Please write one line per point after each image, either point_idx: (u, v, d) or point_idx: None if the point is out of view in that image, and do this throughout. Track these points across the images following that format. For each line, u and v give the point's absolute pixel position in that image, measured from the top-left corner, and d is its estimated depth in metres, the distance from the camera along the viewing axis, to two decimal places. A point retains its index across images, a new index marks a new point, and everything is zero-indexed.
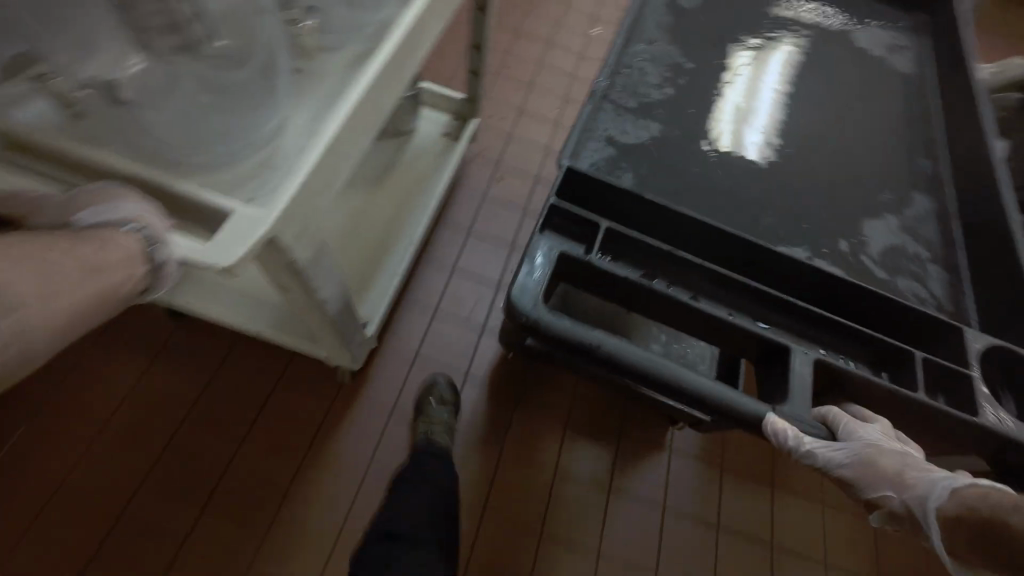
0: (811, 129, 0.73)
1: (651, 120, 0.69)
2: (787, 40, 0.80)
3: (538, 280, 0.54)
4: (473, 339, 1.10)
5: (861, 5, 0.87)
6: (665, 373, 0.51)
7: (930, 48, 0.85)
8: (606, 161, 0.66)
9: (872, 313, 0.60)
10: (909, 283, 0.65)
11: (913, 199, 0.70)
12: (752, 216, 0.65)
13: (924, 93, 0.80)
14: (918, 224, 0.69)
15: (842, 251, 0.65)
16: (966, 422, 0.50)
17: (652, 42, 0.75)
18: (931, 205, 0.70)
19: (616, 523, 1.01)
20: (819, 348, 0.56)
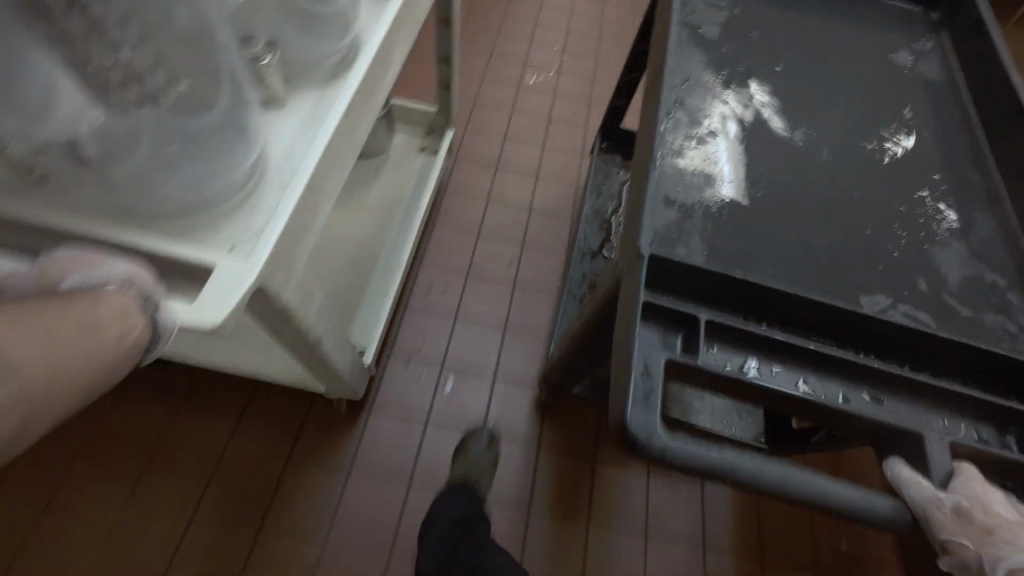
0: (849, 146, 0.64)
1: (712, 179, 0.56)
2: (809, 54, 0.73)
3: (653, 396, 0.35)
4: (489, 378, 1.03)
5: (871, 14, 0.81)
6: (844, 504, 0.34)
7: (954, 52, 0.78)
8: (671, 234, 0.51)
9: (982, 364, 0.43)
10: (997, 318, 0.51)
11: (975, 218, 0.61)
12: (829, 264, 0.52)
13: (954, 99, 0.73)
14: (987, 249, 0.58)
15: (923, 291, 0.51)
16: None
17: (690, 80, 0.64)
18: (992, 221, 0.61)
19: (656, 563, 0.90)
20: (992, 433, 0.40)
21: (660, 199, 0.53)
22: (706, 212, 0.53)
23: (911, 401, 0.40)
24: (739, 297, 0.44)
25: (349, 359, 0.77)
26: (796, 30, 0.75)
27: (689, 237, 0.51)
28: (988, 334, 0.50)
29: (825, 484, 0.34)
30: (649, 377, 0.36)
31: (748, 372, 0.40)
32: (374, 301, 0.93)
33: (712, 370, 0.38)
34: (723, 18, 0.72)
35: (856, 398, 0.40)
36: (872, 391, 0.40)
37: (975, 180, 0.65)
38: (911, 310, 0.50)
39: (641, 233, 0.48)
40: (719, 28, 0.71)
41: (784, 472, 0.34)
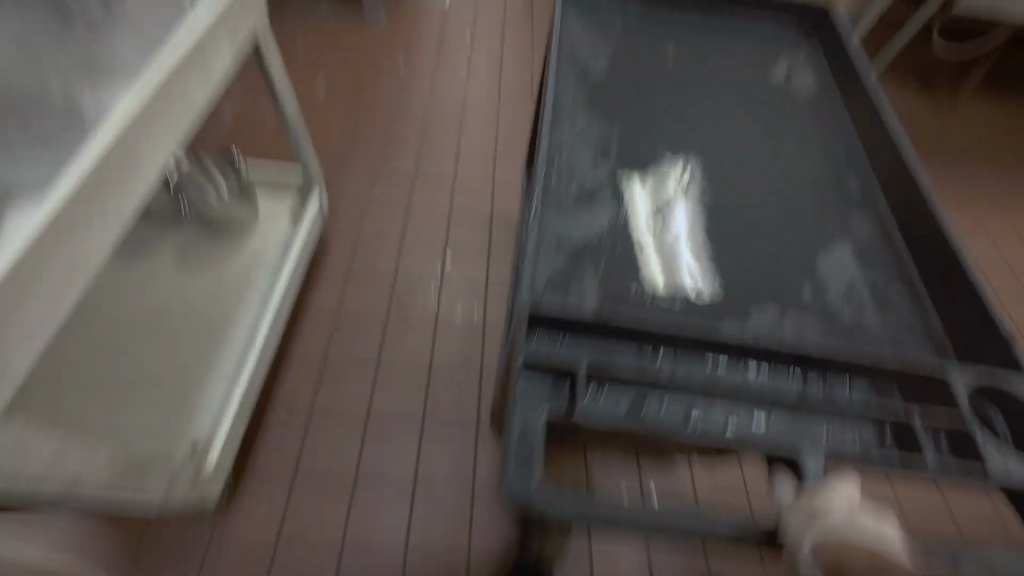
0: (732, 163, 0.68)
1: (594, 215, 0.58)
2: (686, 81, 0.78)
3: (538, 455, 0.39)
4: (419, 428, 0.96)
5: (747, 35, 0.87)
6: (725, 527, 0.38)
7: (826, 62, 0.84)
8: (563, 279, 0.52)
9: (860, 369, 0.45)
10: (877, 317, 0.55)
11: (853, 221, 0.64)
12: (716, 284, 0.54)
13: (830, 109, 0.79)
14: (868, 249, 0.62)
15: (807, 299, 0.54)
16: (975, 481, 0.39)
17: (577, 122, 0.68)
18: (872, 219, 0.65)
19: None
20: (872, 433, 0.43)
21: (551, 245, 0.54)
22: (600, 249, 0.55)
23: (791, 413, 0.43)
24: (628, 328, 0.44)
25: (155, 487, 0.73)
26: (675, 61, 0.80)
27: (582, 277, 0.52)
28: (872, 332, 0.53)
29: (699, 515, 0.38)
30: (521, 439, 0.40)
31: (637, 413, 0.42)
32: (225, 379, 0.86)
33: (592, 423, 0.40)
34: (609, 58, 0.78)
35: (740, 420, 0.42)
36: (760, 413, 0.42)
37: (851, 182, 0.70)
38: (797, 320, 0.52)
39: (524, 288, 0.48)
40: (607, 67, 0.77)
41: (661, 510, 0.38)
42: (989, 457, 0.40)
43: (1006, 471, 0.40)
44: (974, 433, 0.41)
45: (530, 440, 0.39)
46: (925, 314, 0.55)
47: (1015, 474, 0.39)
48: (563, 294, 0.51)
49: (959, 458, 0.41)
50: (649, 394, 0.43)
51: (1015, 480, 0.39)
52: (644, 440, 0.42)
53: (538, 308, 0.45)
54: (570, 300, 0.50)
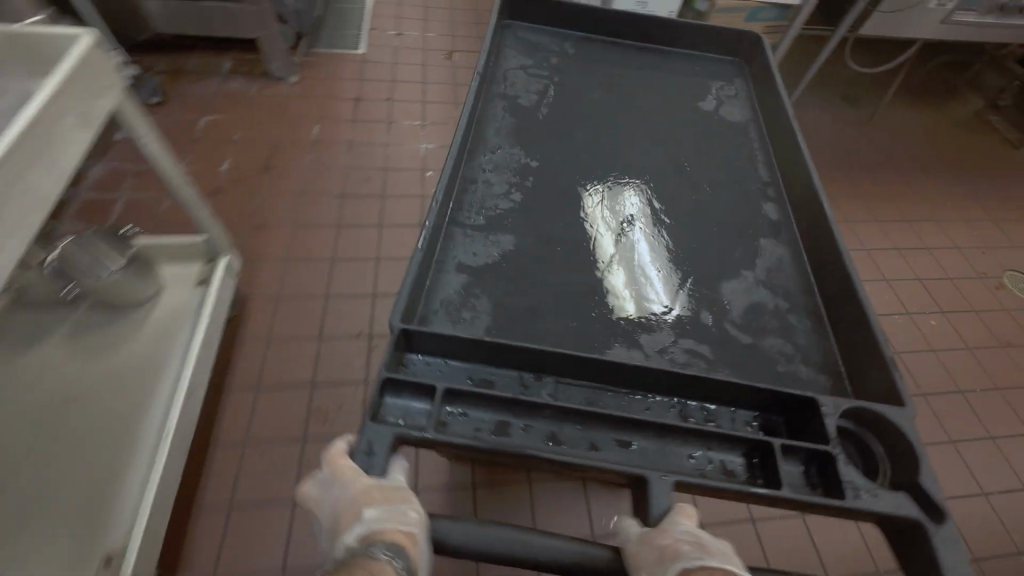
0: (653, 194, 0.74)
1: (501, 237, 0.67)
2: (613, 109, 0.82)
3: (381, 466, 0.47)
4: None
5: (677, 63, 0.91)
6: (544, 544, 0.45)
7: (754, 89, 0.89)
8: (461, 300, 0.61)
9: (742, 396, 0.54)
10: (773, 340, 0.62)
11: (761, 247, 0.70)
12: (604, 301, 0.63)
13: (754, 136, 0.83)
14: (771, 283, 0.67)
15: (705, 323, 0.62)
16: (828, 506, 0.46)
17: (496, 150, 0.74)
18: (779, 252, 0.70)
19: None
20: (742, 463, 0.51)
21: (454, 276, 0.63)
22: (501, 271, 0.64)
23: (652, 438, 0.51)
24: (511, 360, 0.56)
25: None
26: (605, 91, 0.84)
27: (477, 301, 0.61)
28: (752, 359, 0.60)
29: (509, 533, 0.45)
30: (365, 453, 0.47)
31: (485, 432, 0.51)
32: (138, 487, 0.91)
33: (431, 437, 0.47)
34: (539, 85, 0.82)
35: (599, 441, 0.51)
36: (621, 437, 0.51)
37: (768, 213, 0.73)
38: (689, 342, 0.61)
39: (421, 312, 0.60)
40: (536, 97, 0.81)
41: (490, 527, 0.45)
42: (849, 485, 0.47)
43: (858, 499, 0.46)
44: (837, 460, 0.48)
45: (378, 456, 0.47)
46: (822, 338, 0.62)
47: (873, 501, 0.46)
48: (461, 312, 0.60)
49: (823, 483, 0.49)
50: (507, 411, 0.52)
51: (864, 506, 0.45)
52: (497, 457, 0.50)
53: (410, 327, 0.54)
54: (463, 325, 0.59)
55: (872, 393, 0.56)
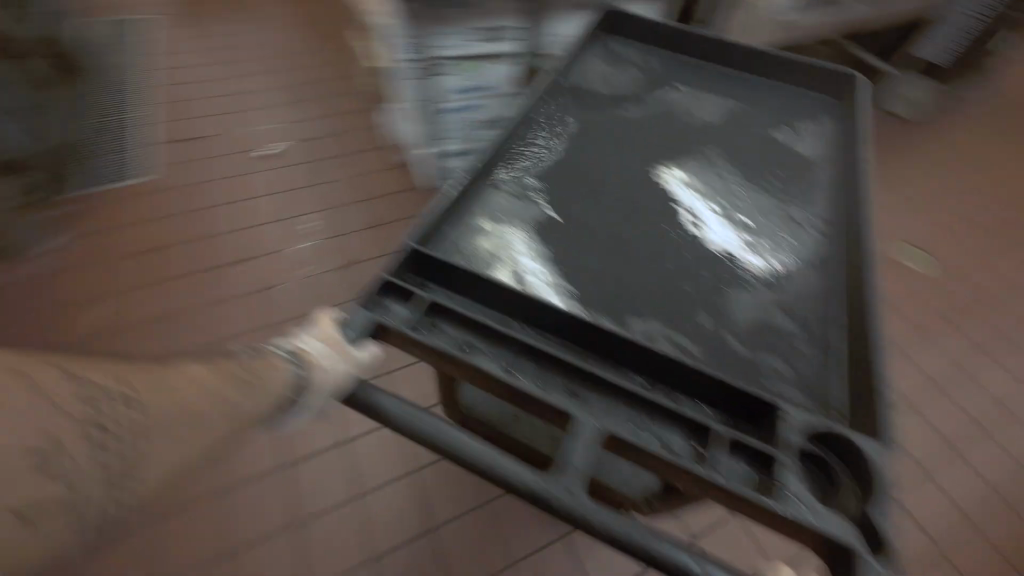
0: (683, 195, 0.81)
1: (538, 209, 0.78)
2: (664, 116, 0.94)
3: (355, 335, 0.56)
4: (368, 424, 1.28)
5: (752, 91, 1.00)
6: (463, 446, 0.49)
7: (838, 130, 0.93)
8: (482, 248, 0.73)
9: (704, 384, 0.56)
10: (771, 357, 0.64)
11: (790, 270, 0.74)
12: (617, 280, 0.70)
13: (815, 166, 0.88)
14: (799, 305, 0.70)
15: (703, 325, 0.67)
16: (759, 505, 0.46)
17: (552, 136, 0.88)
18: (818, 275, 0.73)
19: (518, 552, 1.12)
20: (687, 446, 0.52)
21: (483, 229, 0.75)
22: (523, 236, 0.74)
23: (603, 398, 0.55)
24: (501, 301, 0.63)
25: None
26: (656, 98, 0.97)
27: (494, 252, 0.72)
28: (747, 367, 0.63)
29: (428, 424, 0.51)
30: (348, 328, 0.56)
31: (455, 347, 0.56)
32: None
33: (401, 330, 0.55)
34: (602, 85, 0.98)
35: (551, 383, 0.56)
36: (576, 389, 0.56)
37: (811, 243, 0.77)
38: (679, 336, 0.65)
39: (445, 247, 0.72)
40: (598, 91, 0.96)
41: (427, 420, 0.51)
42: (787, 491, 0.47)
43: (792, 507, 0.45)
44: (779, 463, 0.49)
45: (356, 329, 0.56)
46: (825, 368, 0.63)
47: (808, 515, 0.45)
48: (480, 257, 0.71)
49: (765, 487, 0.49)
50: (477, 335, 0.58)
51: (798, 516, 0.45)
52: (458, 370, 0.55)
53: (420, 249, 0.63)
54: (474, 264, 0.70)
55: (864, 425, 0.55)
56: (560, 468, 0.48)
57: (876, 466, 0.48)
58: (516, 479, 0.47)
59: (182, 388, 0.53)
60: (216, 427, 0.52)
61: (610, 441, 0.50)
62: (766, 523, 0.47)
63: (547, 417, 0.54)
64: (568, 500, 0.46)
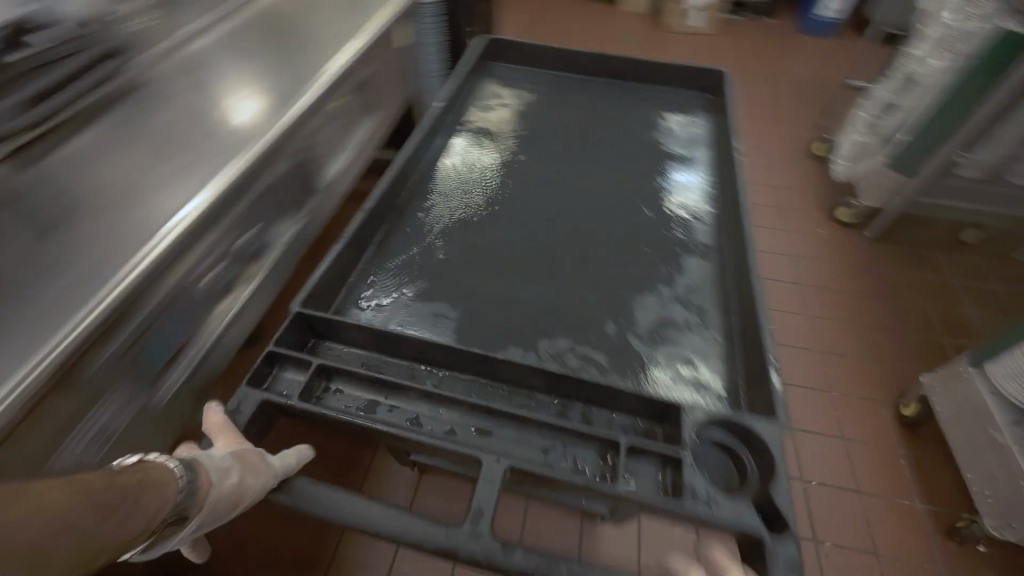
0: (573, 212, 0.86)
1: (433, 248, 0.79)
2: (550, 135, 0.99)
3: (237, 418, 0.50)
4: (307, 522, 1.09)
5: (628, 98, 1.08)
6: (370, 517, 0.46)
7: (714, 121, 1.02)
8: (378, 298, 0.72)
9: (607, 397, 0.58)
10: (675, 354, 0.68)
11: (685, 264, 0.79)
12: (519, 305, 0.72)
13: (695, 159, 0.95)
14: (700, 301, 0.74)
15: (607, 333, 0.70)
16: (669, 508, 0.48)
17: (443, 175, 0.90)
18: (710, 261, 0.79)
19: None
20: (597, 460, 0.53)
21: (381, 275, 0.75)
22: (421, 277, 0.75)
23: (512, 431, 0.55)
24: (403, 348, 0.61)
25: None
26: (541, 119, 1.02)
27: (394, 295, 0.73)
28: (656, 369, 0.66)
29: (329, 500, 0.47)
30: (234, 410, 0.51)
31: (356, 413, 0.55)
32: None
33: (294, 403, 0.52)
34: (486, 114, 1.03)
35: (460, 427, 0.55)
36: (486, 425, 0.55)
37: (701, 234, 0.83)
38: (585, 349, 0.68)
39: (337, 305, 0.71)
40: (484, 118, 1.02)
41: (328, 497, 0.47)
42: (689, 488, 0.49)
43: (697, 502, 0.48)
44: (682, 462, 0.51)
45: (239, 411, 0.51)
46: (725, 351, 0.68)
47: (709, 506, 0.48)
48: (378, 308, 0.71)
49: (673, 487, 0.51)
50: (379, 390, 0.57)
51: (704, 509, 0.48)
52: (363, 432, 0.53)
53: (306, 312, 0.61)
54: (373, 312, 0.70)
55: (761, 396, 0.60)
56: (468, 515, 0.47)
57: (767, 440, 0.52)
58: (432, 539, 0.45)
59: (26, 520, 0.31)
60: (66, 564, 0.33)
61: (517, 474, 0.50)
62: (681, 522, 0.49)
63: (459, 460, 0.53)
64: (477, 548, 0.45)
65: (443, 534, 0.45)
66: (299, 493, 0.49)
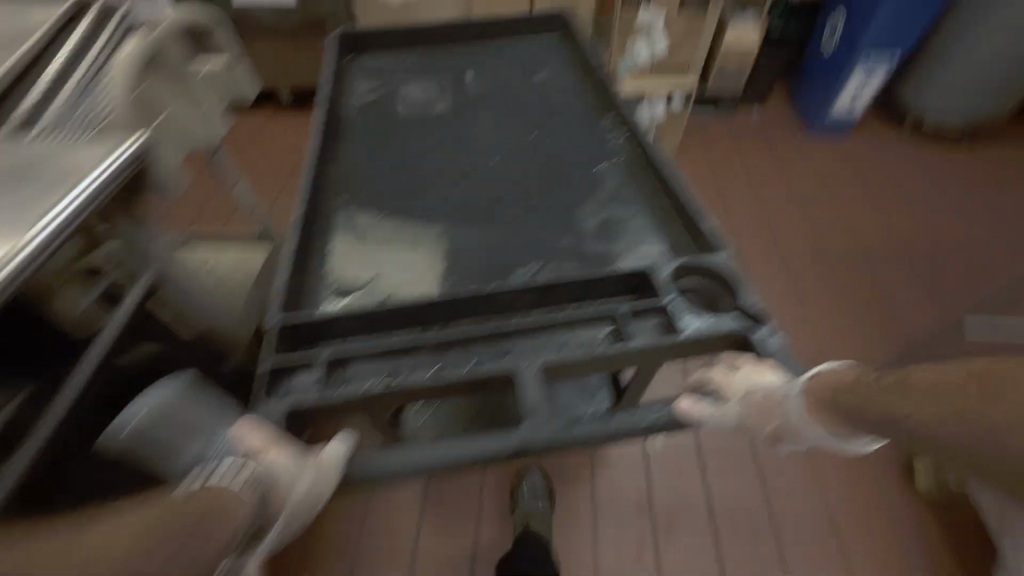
0: (489, 159, 0.91)
1: (377, 232, 0.80)
2: (440, 103, 1.03)
3: (275, 432, 0.50)
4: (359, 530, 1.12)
5: (493, 51, 1.13)
6: (446, 455, 0.49)
7: (575, 51, 1.11)
8: (347, 293, 0.73)
9: (590, 289, 0.66)
10: (626, 241, 0.78)
11: (601, 169, 0.89)
12: (480, 253, 0.77)
13: (575, 86, 1.05)
14: (624, 195, 0.84)
15: (564, 245, 0.78)
16: (676, 341, 0.57)
17: (354, 166, 0.91)
18: (622, 163, 0.89)
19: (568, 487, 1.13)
20: (605, 337, 0.61)
21: (338, 274, 0.75)
22: (379, 262, 0.77)
23: (526, 343, 0.60)
24: (397, 320, 0.63)
25: None
26: (422, 90, 1.05)
27: (361, 287, 0.73)
28: (613, 258, 0.75)
29: (401, 459, 0.49)
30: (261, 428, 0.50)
31: (379, 387, 0.56)
32: None
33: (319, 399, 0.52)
34: (367, 100, 1.03)
35: (480, 359, 0.59)
36: (501, 348, 0.59)
37: (605, 143, 0.93)
38: (550, 264, 0.75)
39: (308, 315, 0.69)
40: (367, 104, 1.02)
41: (400, 456, 0.49)
42: (684, 322, 0.59)
43: (693, 329, 0.58)
44: (672, 307, 0.60)
45: (270, 426, 0.50)
46: (662, 224, 0.79)
47: (703, 328, 0.58)
48: (350, 303, 0.71)
49: (670, 328, 0.60)
50: (392, 361, 0.58)
51: (700, 331, 0.57)
52: (398, 396, 0.55)
53: (286, 323, 0.60)
54: (349, 309, 0.71)
55: (703, 243, 0.72)
56: (527, 415, 0.51)
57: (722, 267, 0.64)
58: (507, 447, 0.50)
59: (106, 533, 0.40)
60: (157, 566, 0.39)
61: (551, 371, 0.56)
62: (687, 351, 0.58)
63: (494, 387, 0.57)
64: (549, 435, 0.50)
65: (518, 437, 0.50)
66: (364, 469, 0.49)
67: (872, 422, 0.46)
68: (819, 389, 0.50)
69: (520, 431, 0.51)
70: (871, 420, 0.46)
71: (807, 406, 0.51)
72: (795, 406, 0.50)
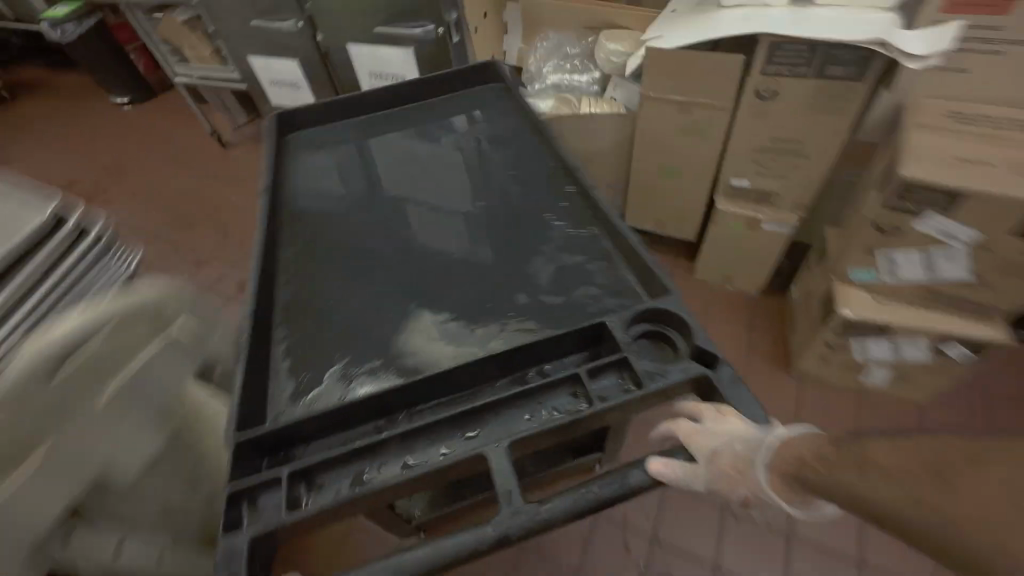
0: (438, 223, 0.92)
1: (332, 315, 0.79)
2: (383, 170, 1.03)
3: (243, 564, 0.48)
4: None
5: (433, 111, 1.15)
6: (422, 559, 0.48)
7: (511, 101, 1.13)
8: (308, 385, 0.71)
9: (551, 349, 0.66)
10: (581, 289, 0.79)
11: (549, 218, 0.90)
12: (440, 323, 0.77)
13: (514, 135, 1.07)
14: (575, 242, 0.86)
15: (522, 302, 0.78)
16: (639, 396, 0.57)
17: (303, 248, 0.90)
18: (569, 210, 0.91)
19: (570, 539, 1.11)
20: (571, 398, 0.61)
21: (297, 366, 0.73)
22: (338, 347, 0.75)
23: (493, 418, 0.59)
24: (362, 413, 0.61)
25: None
26: (365, 159, 1.06)
27: (323, 378, 0.71)
28: (571, 309, 0.76)
29: (377, 571, 0.48)
30: (228, 561, 0.48)
31: (349, 491, 0.54)
32: None
33: (285, 519, 0.50)
34: (310, 177, 1.03)
35: (449, 443, 0.58)
36: (469, 427, 0.59)
37: (551, 191, 0.95)
38: (510, 324, 0.76)
39: (269, 415, 0.68)
40: (310, 182, 1.02)
41: (375, 569, 0.48)
42: (644, 373, 0.59)
43: (653, 380, 0.58)
44: (631, 360, 0.61)
45: (237, 557, 0.48)
46: (615, 269, 0.81)
47: (662, 378, 0.58)
48: (312, 395, 0.70)
49: (631, 380, 0.61)
50: (360, 460, 0.57)
51: (661, 382, 0.58)
52: (369, 498, 0.53)
53: (245, 436, 0.58)
54: (314, 403, 0.69)
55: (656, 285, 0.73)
56: (500, 501, 0.51)
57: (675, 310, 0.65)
58: (483, 539, 0.49)
59: None
60: None
61: (521, 446, 0.56)
62: (652, 403, 0.59)
63: (466, 469, 0.57)
64: (523, 518, 0.49)
65: (496, 527, 0.49)
66: None
67: (833, 498, 0.42)
68: (786, 453, 0.48)
69: (496, 519, 0.50)
70: (836, 496, 0.41)
71: (773, 473, 0.49)
72: (762, 475, 0.49)
